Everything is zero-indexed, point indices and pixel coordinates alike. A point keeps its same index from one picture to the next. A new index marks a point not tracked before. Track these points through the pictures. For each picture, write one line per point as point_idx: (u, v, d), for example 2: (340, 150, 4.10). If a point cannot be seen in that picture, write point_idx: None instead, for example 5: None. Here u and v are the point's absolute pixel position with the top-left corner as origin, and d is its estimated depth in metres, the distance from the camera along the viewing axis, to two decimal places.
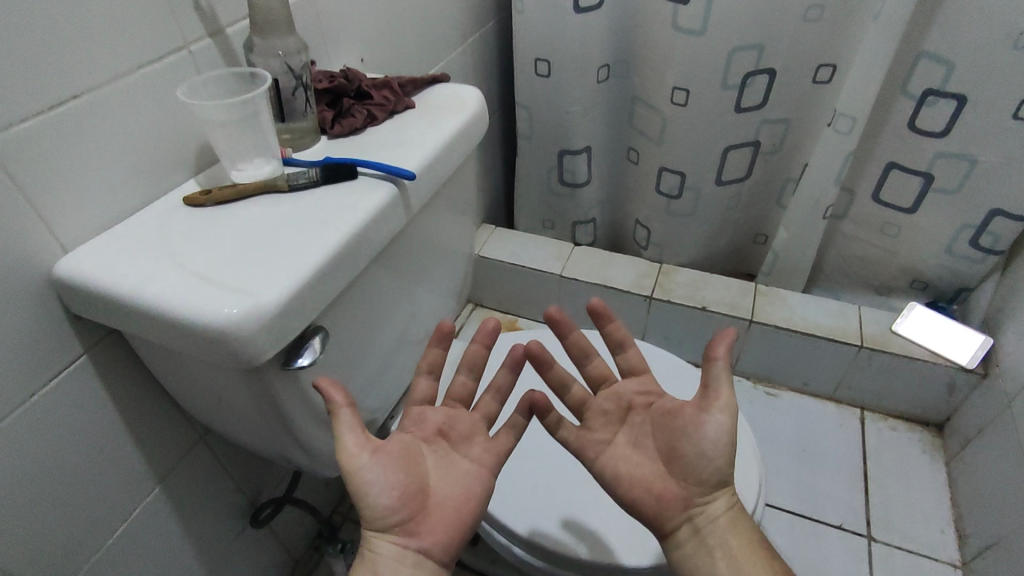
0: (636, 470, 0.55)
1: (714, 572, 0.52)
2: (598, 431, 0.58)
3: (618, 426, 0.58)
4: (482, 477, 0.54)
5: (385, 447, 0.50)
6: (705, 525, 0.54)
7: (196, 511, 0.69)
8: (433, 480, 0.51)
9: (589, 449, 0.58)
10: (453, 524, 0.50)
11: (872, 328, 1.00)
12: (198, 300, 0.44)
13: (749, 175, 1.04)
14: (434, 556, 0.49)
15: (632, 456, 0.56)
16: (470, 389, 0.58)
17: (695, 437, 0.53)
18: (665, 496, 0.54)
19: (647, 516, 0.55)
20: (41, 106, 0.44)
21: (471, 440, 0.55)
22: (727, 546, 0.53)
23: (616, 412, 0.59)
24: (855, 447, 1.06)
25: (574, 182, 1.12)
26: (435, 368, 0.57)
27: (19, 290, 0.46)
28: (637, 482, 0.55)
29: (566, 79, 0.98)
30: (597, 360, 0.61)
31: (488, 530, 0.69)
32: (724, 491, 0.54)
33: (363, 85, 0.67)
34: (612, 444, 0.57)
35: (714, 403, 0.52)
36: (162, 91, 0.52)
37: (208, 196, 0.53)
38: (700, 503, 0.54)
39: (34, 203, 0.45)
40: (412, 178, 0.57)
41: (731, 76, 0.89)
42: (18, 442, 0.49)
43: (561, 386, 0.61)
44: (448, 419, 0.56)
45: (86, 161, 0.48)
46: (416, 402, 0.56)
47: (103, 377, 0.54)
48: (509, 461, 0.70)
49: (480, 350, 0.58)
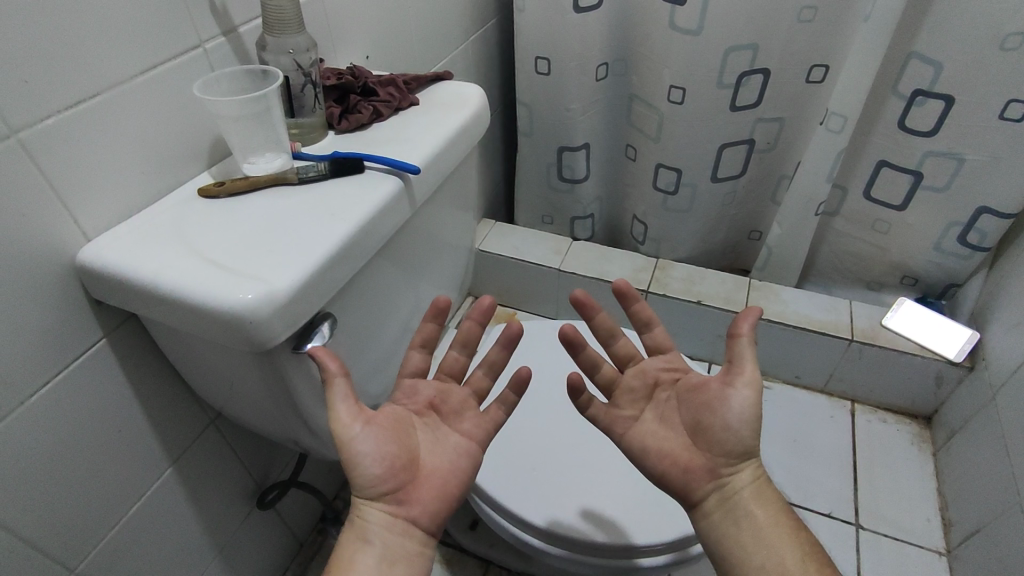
0: (662, 443, 0.58)
1: (740, 540, 0.54)
2: (625, 407, 0.62)
3: (644, 403, 0.61)
4: (470, 452, 0.56)
5: (377, 418, 0.52)
6: (733, 496, 0.56)
7: (206, 492, 0.72)
8: (423, 453, 0.54)
9: (617, 425, 0.61)
10: (441, 494, 0.53)
11: (863, 322, 1.03)
12: (212, 288, 0.46)
13: (743, 172, 1.06)
14: (422, 526, 0.52)
15: (659, 431, 0.59)
16: (462, 364, 0.60)
17: (727, 411, 0.55)
18: (690, 467, 0.57)
19: (673, 487, 0.58)
20: (66, 100, 0.46)
21: (463, 415, 0.58)
22: (753, 518, 0.55)
23: (643, 389, 0.62)
24: (845, 438, 1.09)
25: (574, 177, 1.14)
26: (427, 344, 0.58)
27: (44, 275, 0.48)
28: (665, 457, 0.58)
29: (565, 77, 1.01)
30: (624, 340, 0.63)
31: (493, 518, 0.71)
32: (750, 462, 0.57)
33: (369, 82, 0.70)
34: (640, 421, 0.60)
35: (740, 377, 0.55)
36: (178, 86, 0.55)
37: (221, 187, 0.56)
38: (727, 472, 0.56)
39: (61, 194, 0.48)
40: (416, 172, 0.59)
41: (726, 74, 0.92)
42: (42, 420, 0.52)
43: (591, 367, 0.63)
44: (439, 393, 0.58)
45: (108, 153, 0.50)
46: (409, 373, 0.58)
47: (120, 360, 0.57)
48: (507, 446, 0.73)
49: (470, 328, 0.59)
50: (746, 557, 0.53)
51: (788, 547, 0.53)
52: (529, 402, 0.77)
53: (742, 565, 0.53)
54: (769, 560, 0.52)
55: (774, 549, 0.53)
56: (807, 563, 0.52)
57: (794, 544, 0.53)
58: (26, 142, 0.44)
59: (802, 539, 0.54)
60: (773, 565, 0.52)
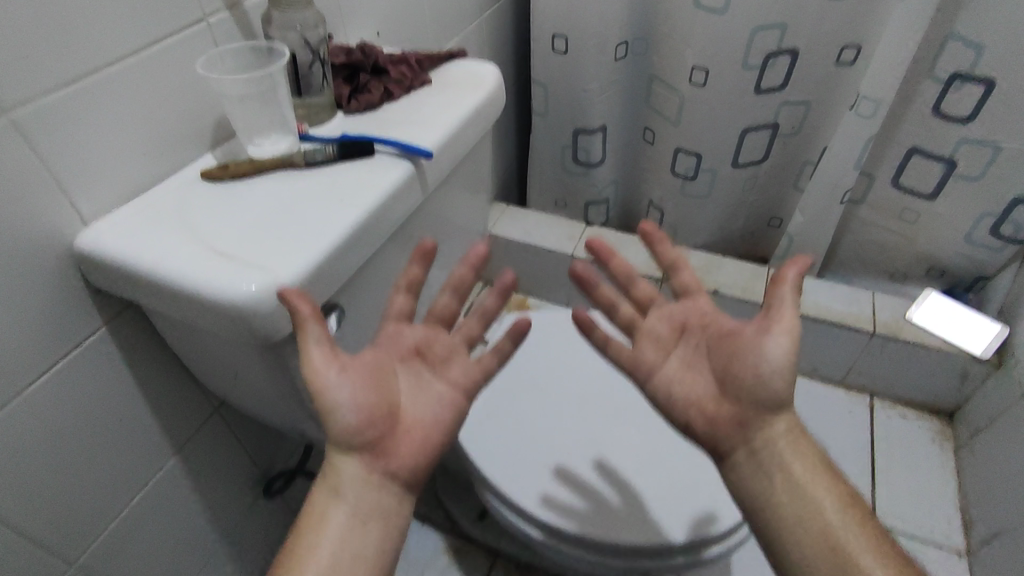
0: (689, 392, 0.56)
1: (772, 493, 0.51)
2: (650, 352, 0.59)
3: (673, 345, 0.58)
4: (452, 401, 0.54)
5: (352, 366, 0.49)
6: (763, 448, 0.52)
7: (212, 480, 0.71)
8: (404, 402, 0.52)
9: (640, 368, 0.59)
10: (423, 446, 0.51)
11: (885, 315, 0.99)
12: (215, 277, 0.44)
13: (766, 158, 1.02)
14: (401, 478, 0.50)
15: (686, 379, 0.56)
16: (453, 309, 0.58)
17: (760, 360, 0.50)
18: (717, 418, 0.54)
19: (699, 437, 0.55)
20: (61, 77, 0.44)
21: (450, 362, 0.56)
22: (788, 469, 0.51)
23: (670, 334, 0.59)
24: (863, 433, 1.06)
25: (589, 160, 1.11)
26: (458, 288, 0.57)
27: (42, 260, 0.47)
28: (693, 405, 0.55)
29: (583, 57, 0.97)
30: (643, 283, 0.62)
31: (500, 511, 0.69)
32: (783, 413, 0.52)
33: (380, 60, 0.65)
34: (664, 367, 0.58)
35: (776, 324, 0.50)
36: (179, 63, 0.52)
37: (225, 170, 0.53)
38: (758, 422, 0.52)
39: (57, 176, 0.46)
40: (429, 156, 0.57)
41: (751, 55, 0.88)
42: (43, 410, 0.50)
43: (609, 307, 0.62)
44: (425, 338, 0.56)
45: (106, 134, 0.48)
46: (392, 317, 0.55)
47: (122, 348, 0.55)
48: (522, 440, 0.71)
49: (419, 272, 0.55)
50: (782, 513, 0.50)
51: (823, 495, 0.50)
52: (545, 394, 0.75)
53: (775, 521, 0.50)
54: (804, 511, 0.49)
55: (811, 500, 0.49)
56: (847, 513, 0.49)
57: (832, 494, 0.50)
58: (19, 122, 0.42)
59: (837, 486, 0.50)
60: (807, 513, 0.49)
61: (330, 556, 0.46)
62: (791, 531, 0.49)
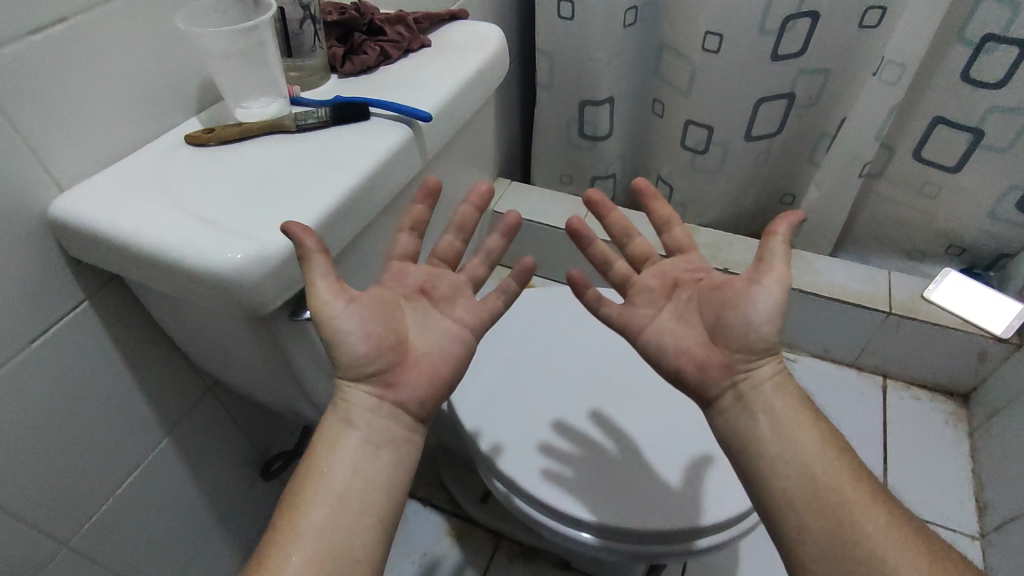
0: (680, 342, 0.52)
1: (757, 436, 0.47)
2: (642, 306, 0.54)
3: (663, 302, 0.54)
4: (463, 338, 0.50)
5: (360, 296, 0.46)
6: (750, 392, 0.48)
7: (206, 462, 0.69)
8: (413, 336, 0.48)
9: (632, 323, 0.54)
10: (433, 379, 0.48)
11: (902, 294, 0.96)
12: (197, 245, 0.41)
13: (781, 130, 0.98)
14: (411, 410, 0.47)
15: (676, 329, 0.52)
16: (457, 250, 0.53)
17: (749, 305, 0.48)
18: (706, 364, 0.50)
19: (688, 386, 0.51)
20: (24, 28, 0.40)
21: (455, 301, 0.51)
22: (772, 411, 0.48)
23: (662, 288, 0.54)
24: (876, 415, 1.04)
25: (596, 134, 1.07)
26: (463, 227, 0.53)
27: (13, 229, 0.43)
28: (683, 353, 0.51)
29: (591, 23, 0.92)
30: (640, 240, 0.56)
31: (490, 481, 0.67)
32: (770, 358, 0.49)
33: (376, 19, 0.62)
34: (657, 320, 0.53)
35: (767, 274, 0.48)
36: (158, 16, 0.48)
37: (211, 134, 0.50)
38: (746, 366, 0.49)
39: (25, 136, 0.42)
40: (428, 119, 0.53)
41: (770, 19, 0.83)
42: (23, 389, 0.48)
43: (603, 264, 0.56)
44: (430, 277, 0.51)
45: (78, 91, 0.44)
46: (397, 257, 0.51)
47: (105, 325, 0.52)
48: (524, 401, 0.68)
49: (424, 210, 0.51)
50: (765, 450, 0.46)
51: (808, 436, 0.46)
52: (551, 359, 0.73)
53: (758, 464, 0.47)
54: (788, 450, 0.46)
55: (793, 441, 0.46)
56: (828, 453, 0.46)
57: (817, 435, 0.47)
58: None
59: (823, 430, 0.47)
60: (789, 454, 0.46)
61: (335, 484, 0.43)
62: (775, 476, 0.46)
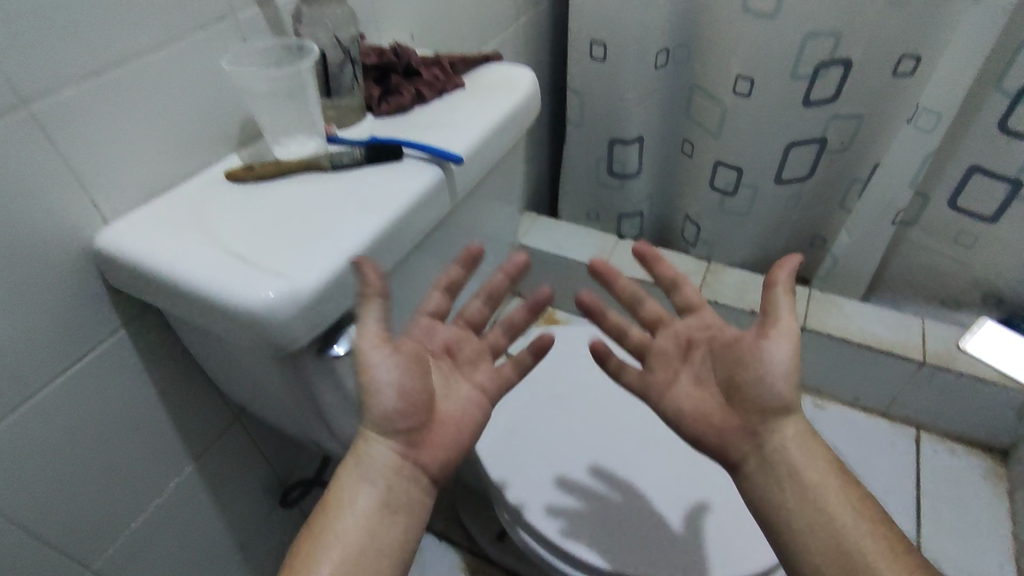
0: (698, 406, 0.51)
1: (783, 500, 0.46)
2: (660, 370, 0.54)
3: (680, 364, 0.53)
4: (484, 403, 0.52)
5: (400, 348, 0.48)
6: (774, 455, 0.48)
7: (227, 489, 0.69)
8: (439, 397, 0.49)
9: (653, 389, 0.54)
10: (454, 444, 0.49)
11: (937, 344, 0.93)
12: (234, 282, 0.42)
13: (811, 174, 0.97)
14: (430, 474, 0.47)
15: (695, 394, 0.52)
16: (485, 315, 0.55)
17: (764, 361, 0.47)
18: (727, 428, 0.50)
19: (713, 450, 0.51)
20: (83, 69, 0.42)
21: (477, 365, 0.53)
22: (798, 473, 0.47)
23: (677, 350, 0.54)
24: (909, 469, 1.00)
25: (624, 172, 1.07)
26: (492, 295, 0.54)
27: (60, 261, 0.45)
28: (700, 419, 0.51)
29: (623, 65, 0.94)
30: (650, 304, 0.56)
31: (512, 531, 0.66)
32: (792, 417, 0.48)
33: (413, 62, 0.63)
34: (677, 384, 0.53)
35: (774, 328, 0.47)
36: (207, 59, 0.50)
37: (250, 171, 0.51)
38: (768, 428, 0.48)
39: (77, 172, 0.44)
40: (459, 162, 0.54)
41: (802, 65, 0.83)
42: (58, 414, 0.49)
43: (618, 334, 0.56)
44: (455, 338, 0.53)
45: (128, 129, 0.46)
46: (427, 313, 0.53)
47: (140, 352, 0.54)
48: (544, 451, 0.68)
49: (460, 273, 0.53)
50: (792, 518, 0.46)
51: (835, 499, 0.45)
52: (571, 406, 0.72)
53: (786, 530, 0.46)
54: (816, 517, 0.45)
55: (819, 505, 0.45)
56: (858, 515, 0.45)
57: (844, 496, 0.45)
58: (41, 115, 0.41)
59: (851, 489, 0.46)
60: (817, 520, 0.45)
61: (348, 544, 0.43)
62: (804, 544, 0.44)
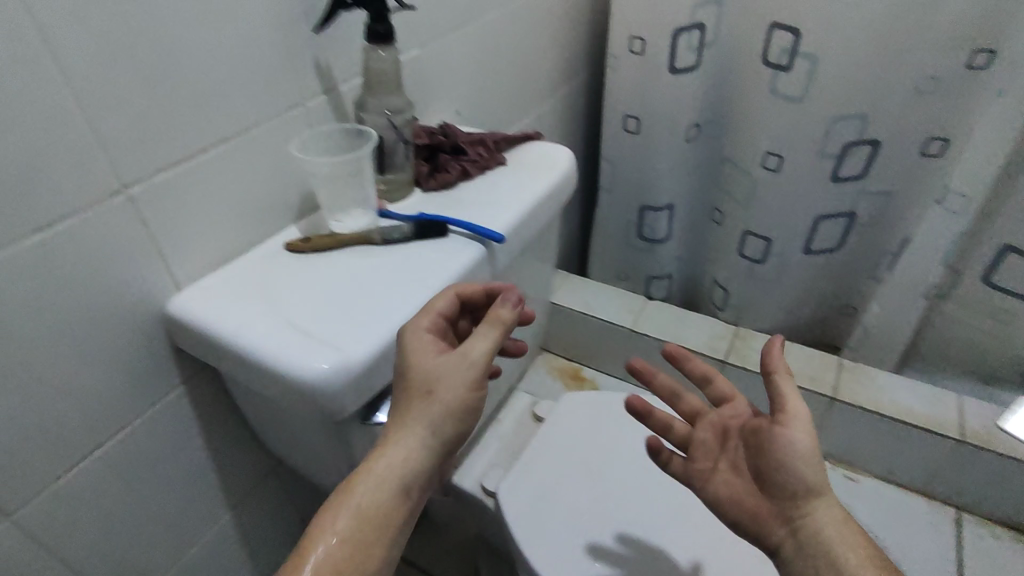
0: (733, 491, 0.54)
1: None
2: (701, 459, 0.57)
3: (718, 453, 0.56)
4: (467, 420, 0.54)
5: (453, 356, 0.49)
6: (809, 542, 0.49)
7: (261, 538, 0.71)
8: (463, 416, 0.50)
9: (694, 477, 0.57)
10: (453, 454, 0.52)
11: (974, 421, 0.92)
12: (293, 351, 0.46)
13: (841, 246, 0.98)
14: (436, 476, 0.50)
15: (730, 480, 0.54)
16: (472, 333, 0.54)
17: (783, 448, 0.50)
18: (761, 513, 0.52)
19: (751, 536, 0.53)
20: (174, 157, 0.48)
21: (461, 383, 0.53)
22: (836, 559, 0.47)
23: (714, 439, 0.57)
24: (948, 551, 0.96)
25: (654, 237, 1.10)
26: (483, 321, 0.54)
27: (137, 325, 0.50)
28: (736, 505, 0.54)
29: (655, 138, 0.98)
30: (687, 397, 0.61)
31: None
32: (824, 501, 0.50)
33: (459, 141, 0.68)
34: (716, 471, 0.56)
35: (788, 416, 0.50)
36: (278, 143, 0.56)
37: (308, 243, 0.56)
38: (800, 513, 0.49)
39: (160, 245, 0.49)
40: (501, 241, 0.58)
41: (830, 144, 0.87)
42: (118, 465, 0.52)
43: (664, 429, 0.60)
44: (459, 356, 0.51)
45: (207, 208, 0.52)
46: None
47: (195, 406, 0.57)
48: (575, 522, 0.70)
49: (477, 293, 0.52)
50: None
51: None
52: (602, 475, 0.74)
53: None
54: None
55: None
56: None
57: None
58: (135, 198, 0.46)
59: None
60: None
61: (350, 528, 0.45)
62: None
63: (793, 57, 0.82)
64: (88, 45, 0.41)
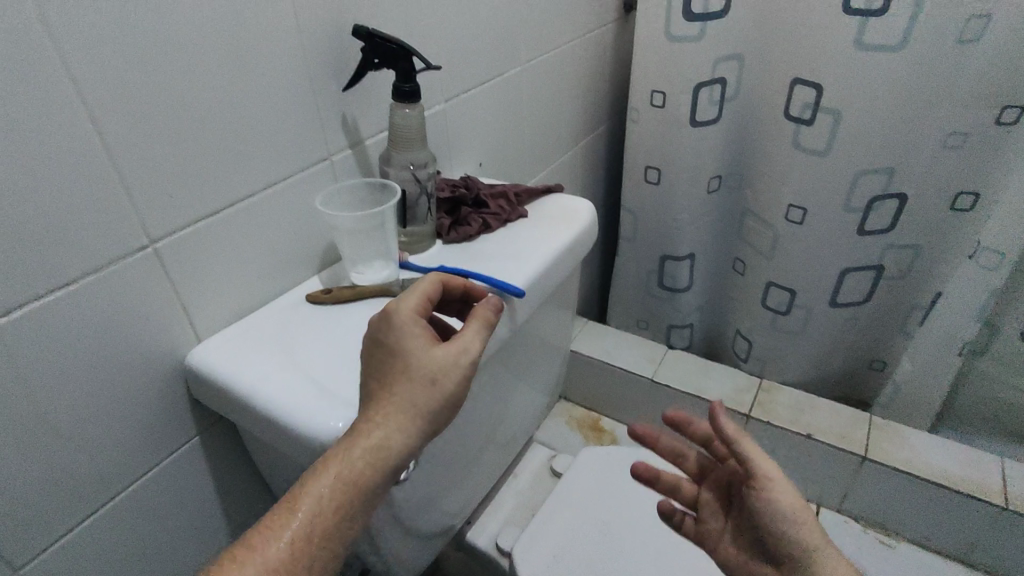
0: (741, 552, 0.58)
1: None
2: (710, 521, 0.61)
3: (724, 514, 0.60)
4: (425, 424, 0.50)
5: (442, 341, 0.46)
6: None
7: None
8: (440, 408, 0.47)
9: (707, 539, 0.61)
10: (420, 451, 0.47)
11: (1018, 488, 0.87)
12: (308, 407, 0.45)
13: (869, 299, 0.96)
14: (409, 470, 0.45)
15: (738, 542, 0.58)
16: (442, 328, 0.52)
17: (767, 513, 0.53)
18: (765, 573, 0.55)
19: None
20: (201, 212, 0.49)
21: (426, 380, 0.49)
22: None
23: (720, 499, 0.60)
24: None
25: (675, 286, 1.09)
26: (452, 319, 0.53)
27: (155, 375, 0.50)
28: (745, 565, 0.58)
29: (675, 189, 0.98)
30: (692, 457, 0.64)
31: None
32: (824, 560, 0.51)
33: (481, 194, 0.69)
34: (724, 533, 0.60)
35: (759, 483, 0.53)
36: (303, 196, 0.57)
37: (328, 294, 0.56)
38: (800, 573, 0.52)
39: (183, 298, 0.50)
40: (520, 295, 0.57)
41: (855, 198, 0.85)
42: (128, 517, 0.52)
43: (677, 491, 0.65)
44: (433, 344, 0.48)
45: (231, 260, 0.52)
46: None
47: (208, 457, 0.57)
48: None
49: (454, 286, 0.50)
50: None
51: None
52: (620, 537, 0.71)
53: None
54: None
55: None
56: None
57: None
58: (161, 252, 0.47)
59: None
60: None
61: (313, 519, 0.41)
62: None
63: (815, 112, 0.82)
64: (125, 108, 0.42)
